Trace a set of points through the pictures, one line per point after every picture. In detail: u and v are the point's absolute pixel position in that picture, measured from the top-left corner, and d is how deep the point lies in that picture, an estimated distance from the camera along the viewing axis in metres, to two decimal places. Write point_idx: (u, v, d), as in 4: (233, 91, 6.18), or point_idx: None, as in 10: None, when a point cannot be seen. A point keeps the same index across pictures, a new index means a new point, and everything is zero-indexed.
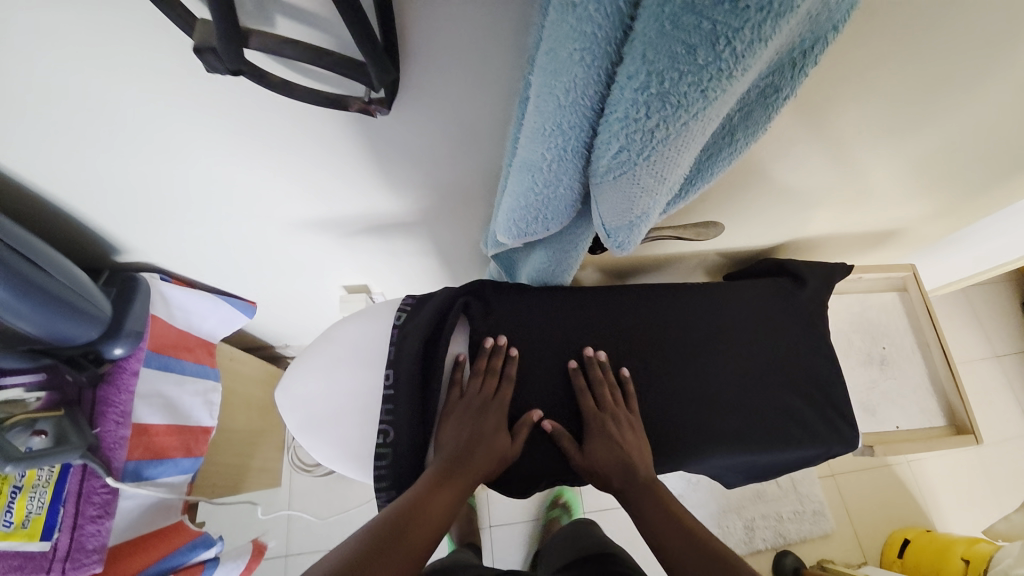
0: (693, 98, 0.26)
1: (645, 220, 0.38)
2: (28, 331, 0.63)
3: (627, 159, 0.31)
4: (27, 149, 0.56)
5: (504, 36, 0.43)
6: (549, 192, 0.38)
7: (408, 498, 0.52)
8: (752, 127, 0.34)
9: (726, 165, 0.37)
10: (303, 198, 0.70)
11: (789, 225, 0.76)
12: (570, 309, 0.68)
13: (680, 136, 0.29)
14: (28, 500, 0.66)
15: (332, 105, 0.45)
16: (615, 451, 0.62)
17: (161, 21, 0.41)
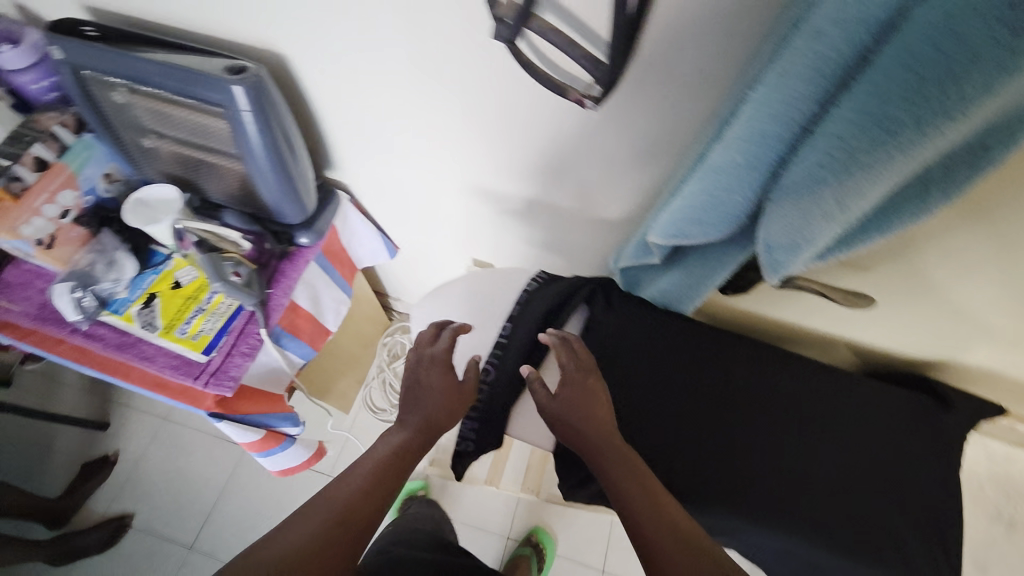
0: (906, 130, 0.31)
1: (809, 246, 0.41)
2: (263, 199, 0.83)
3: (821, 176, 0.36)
4: (324, 66, 0.74)
5: (721, 64, 0.51)
6: (723, 198, 0.43)
7: (359, 471, 0.55)
8: (950, 186, 0.37)
9: (909, 223, 0.40)
10: (486, 166, 0.82)
11: (943, 342, 0.71)
12: (682, 336, 0.72)
13: (882, 164, 0.33)
14: (204, 321, 0.84)
15: (556, 91, 0.55)
16: (584, 406, 0.59)
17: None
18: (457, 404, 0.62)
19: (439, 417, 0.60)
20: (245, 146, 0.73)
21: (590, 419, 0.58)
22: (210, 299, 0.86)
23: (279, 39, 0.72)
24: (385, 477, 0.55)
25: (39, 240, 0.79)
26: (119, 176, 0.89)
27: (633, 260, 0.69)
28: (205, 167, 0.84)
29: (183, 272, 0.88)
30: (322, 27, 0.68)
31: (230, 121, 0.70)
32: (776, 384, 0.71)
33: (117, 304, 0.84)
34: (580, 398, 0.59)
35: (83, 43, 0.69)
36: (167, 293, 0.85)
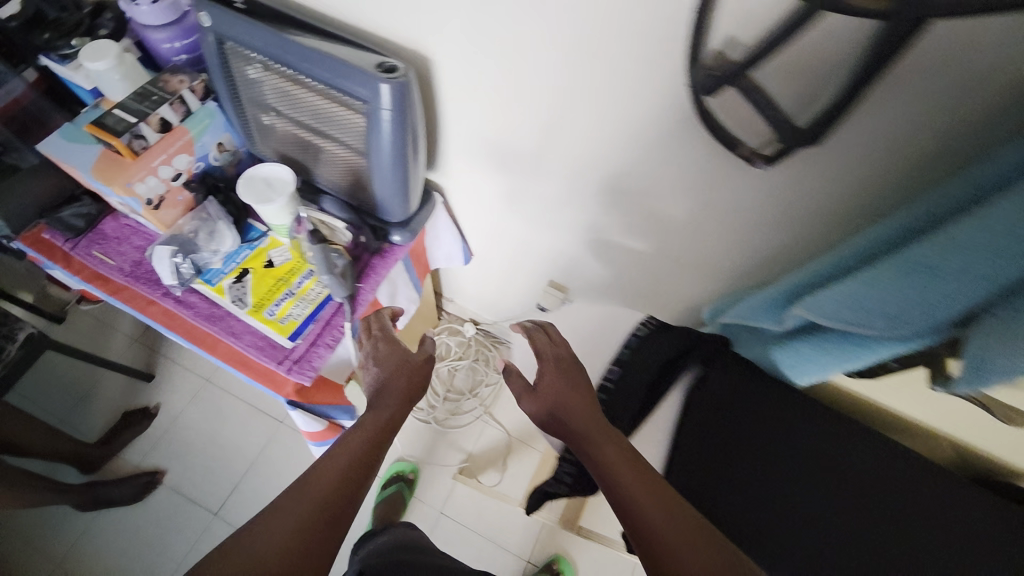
0: None
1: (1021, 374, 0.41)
2: (374, 194, 0.83)
3: None
4: (464, 77, 0.73)
5: (922, 142, 0.51)
6: (934, 299, 0.45)
7: (342, 454, 0.64)
8: None
9: None
10: (602, 195, 0.81)
11: None
12: (790, 410, 0.69)
13: None
14: (292, 305, 0.82)
15: (727, 144, 0.54)
16: (564, 392, 0.68)
17: (665, 26, 0.54)
18: (420, 373, 0.77)
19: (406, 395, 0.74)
20: (374, 142, 0.72)
21: (568, 403, 0.67)
22: (300, 284, 0.84)
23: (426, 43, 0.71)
24: (366, 455, 0.65)
25: (149, 200, 0.78)
26: (230, 146, 0.88)
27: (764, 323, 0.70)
28: (320, 153, 0.84)
29: (277, 252, 0.87)
30: (478, 39, 0.67)
31: (368, 117, 0.69)
32: (880, 475, 0.67)
33: (210, 274, 0.83)
34: (552, 380, 0.69)
35: (248, 22, 0.67)
36: (260, 271, 0.85)
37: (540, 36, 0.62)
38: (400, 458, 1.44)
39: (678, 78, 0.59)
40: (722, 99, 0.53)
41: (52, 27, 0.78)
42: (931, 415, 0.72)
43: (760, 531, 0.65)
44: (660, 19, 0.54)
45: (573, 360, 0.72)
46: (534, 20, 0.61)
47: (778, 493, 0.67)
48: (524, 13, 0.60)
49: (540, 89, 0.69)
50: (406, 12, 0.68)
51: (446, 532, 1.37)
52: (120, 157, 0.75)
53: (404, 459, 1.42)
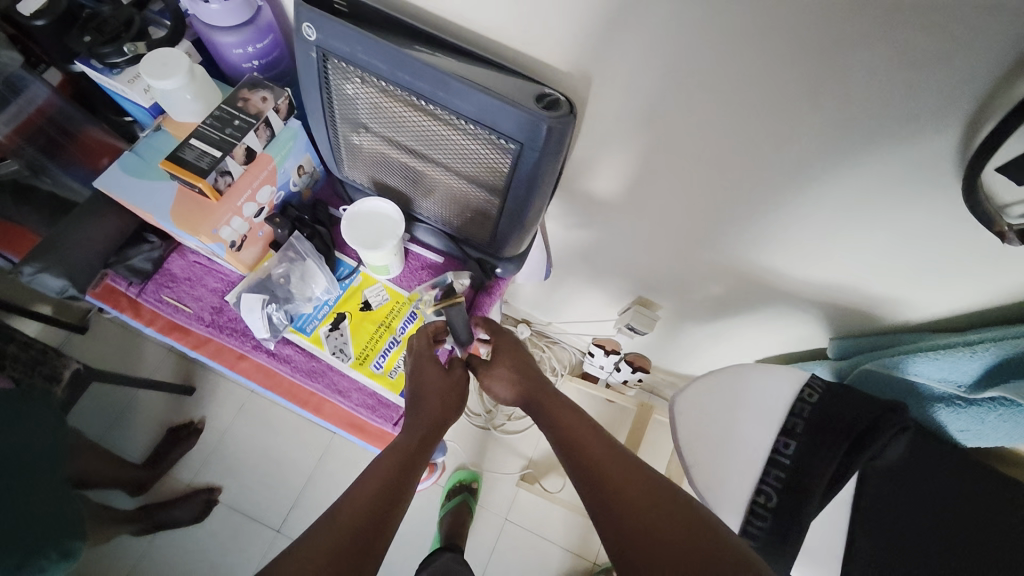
0: None
1: None
2: (490, 229, 0.72)
3: None
4: (617, 111, 0.60)
5: None
6: None
7: (376, 476, 0.59)
8: None
9: None
10: (752, 236, 0.70)
11: None
12: (991, 490, 0.60)
13: None
14: (398, 356, 0.74)
15: (982, 221, 0.47)
16: (525, 376, 0.71)
17: (940, 77, 0.43)
18: (455, 391, 0.70)
19: (442, 411, 0.67)
20: (517, 184, 0.62)
21: (529, 386, 0.71)
22: (405, 329, 0.75)
23: (578, 69, 0.56)
24: (399, 470, 0.60)
25: (233, 244, 0.67)
26: (309, 167, 0.76)
27: (941, 383, 0.64)
28: (426, 183, 0.72)
29: (373, 291, 0.77)
30: (653, 73, 0.53)
31: (514, 156, 0.58)
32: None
33: (302, 320, 0.73)
34: (508, 364, 0.73)
35: (366, 35, 0.53)
36: (357, 315, 0.75)
37: (748, 76, 0.49)
38: (461, 466, 1.42)
39: (920, 135, 0.48)
40: (996, 171, 0.44)
41: (91, 28, 0.61)
42: None
43: None
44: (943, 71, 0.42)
45: (734, 427, 0.66)
46: (748, 59, 0.48)
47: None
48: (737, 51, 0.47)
49: (720, 131, 0.57)
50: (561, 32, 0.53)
51: (511, 537, 1.37)
52: (203, 198, 0.63)
53: (465, 467, 1.40)
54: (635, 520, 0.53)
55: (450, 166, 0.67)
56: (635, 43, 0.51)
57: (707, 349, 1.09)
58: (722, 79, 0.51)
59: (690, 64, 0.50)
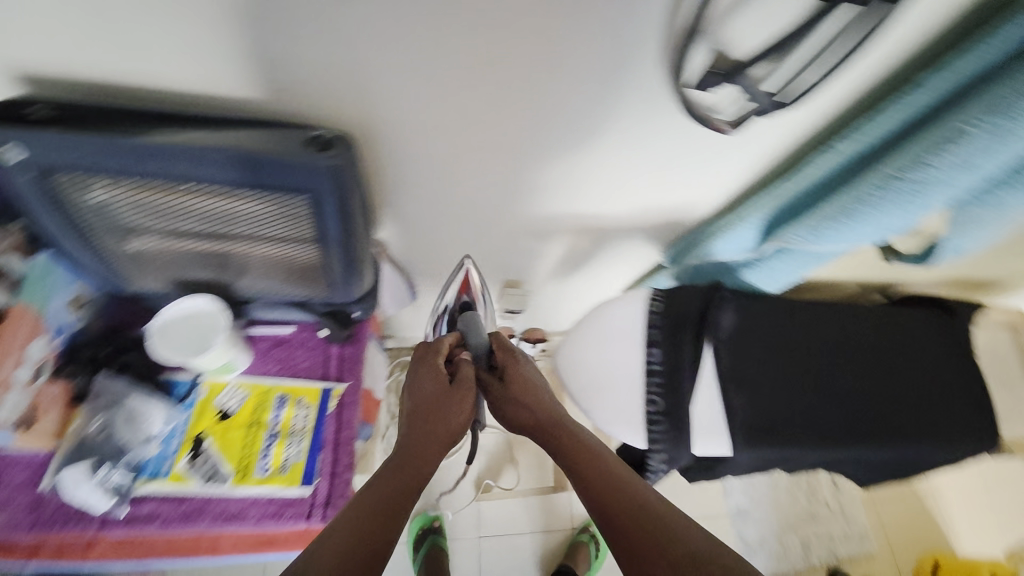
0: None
1: (971, 220, 0.53)
2: (322, 279, 0.69)
3: (967, 163, 0.47)
4: (403, 129, 0.63)
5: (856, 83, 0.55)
6: (876, 212, 0.55)
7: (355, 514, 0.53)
8: None
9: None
10: (565, 196, 0.79)
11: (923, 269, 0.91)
12: (792, 315, 0.79)
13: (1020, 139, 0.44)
14: (285, 447, 0.68)
15: (703, 122, 0.58)
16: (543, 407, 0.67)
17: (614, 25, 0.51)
18: (450, 404, 0.65)
19: (430, 435, 0.63)
20: (322, 230, 0.60)
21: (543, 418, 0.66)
22: (278, 418, 0.70)
23: (350, 103, 0.58)
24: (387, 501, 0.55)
25: (18, 423, 0.57)
26: (87, 297, 0.67)
27: (740, 256, 0.79)
28: (233, 261, 0.66)
29: (226, 396, 0.70)
30: (416, 90, 0.57)
31: (310, 206, 0.57)
32: (904, 361, 0.82)
33: (152, 465, 0.64)
34: (521, 378, 0.70)
35: (69, 136, 0.47)
36: (219, 428, 0.68)
37: (495, 72, 0.55)
38: (417, 512, 1.37)
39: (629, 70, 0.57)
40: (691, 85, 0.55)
41: None
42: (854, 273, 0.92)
43: (791, 419, 0.74)
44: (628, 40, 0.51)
45: (611, 354, 0.75)
46: (485, 59, 0.53)
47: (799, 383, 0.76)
48: (475, 55, 0.53)
49: (497, 120, 0.62)
50: (317, 76, 0.54)
51: (491, 551, 1.36)
52: None
53: (422, 510, 1.36)
54: (637, 532, 0.52)
55: (251, 233, 0.61)
56: (386, 68, 0.54)
57: (580, 300, 1.19)
58: (474, 79, 0.56)
59: (444, 74, 0.55)
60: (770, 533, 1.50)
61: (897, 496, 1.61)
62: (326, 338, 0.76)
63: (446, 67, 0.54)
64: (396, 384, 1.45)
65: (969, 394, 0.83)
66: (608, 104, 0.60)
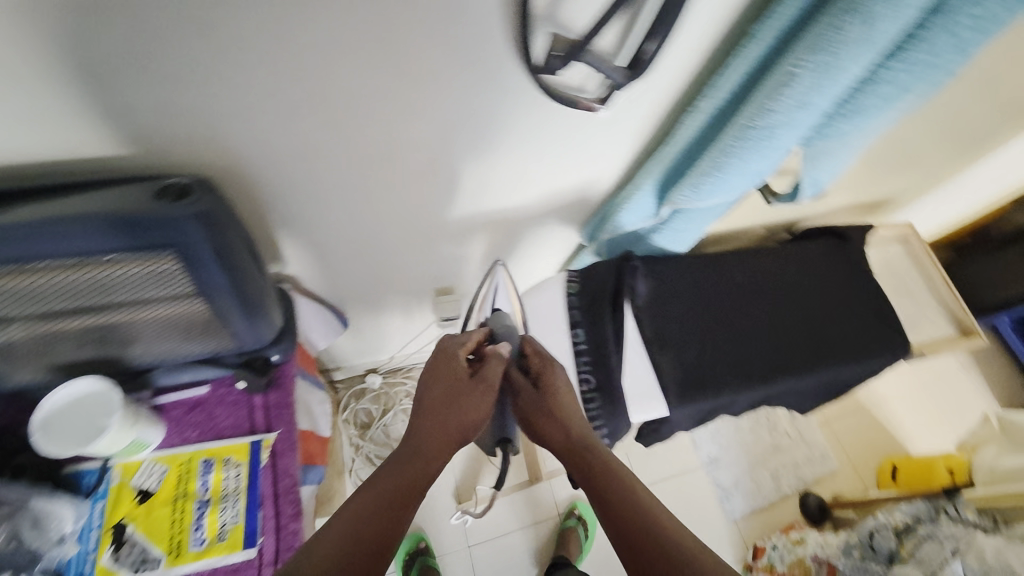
0: (839, 51, 0.44)
1: (821, 152, 0.56)
2: (222, 332, 0.65)
3: (802, 105, 0.49)
4: (272, 161, 0.60)
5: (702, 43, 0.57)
6: (738, 161, 0.57)
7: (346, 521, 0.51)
8: (883, 93, 0.48)
9: (867, 117, 0.51)
10: (465, 196, 0.78)
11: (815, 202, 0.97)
12: (698, 269, 0.85)
13: (840, 76, 0.46)
14: (220, 512, 0.64)
15: (571, 105, 0.58)
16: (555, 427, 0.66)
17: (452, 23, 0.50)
18: (459, 411, 0.63)
19: (431, 441, 0.60)
20: (204, 283, 0.56)
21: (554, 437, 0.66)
22: (207, 484, 0.65)
23: (207, 143, 0.55)
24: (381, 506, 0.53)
25: None
26: None
27: (645, 224, 0.81)
28: (118, 333, 0.61)
29: (143, 474, 0.65)
30: (273, 118, 0.54)
31: (182, 263, 0.53)
32: (806, 295, 0.88)
33: (74, 566, 0.60)
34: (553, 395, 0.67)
35: None
36: (141, 511, 0.63)
37: (350, 88, 0.53)
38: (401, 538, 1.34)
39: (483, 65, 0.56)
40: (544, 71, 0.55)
41: None
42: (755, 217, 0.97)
43: (713, 366, 0.78)
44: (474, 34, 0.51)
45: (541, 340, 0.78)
46: (336, 77, 0.51)
47: (714, 330, 0.81)
48: (323, 74, 0.51)
49: (370, 136, 0.61)
50: (160, 120, 0.51)
51: (482, 558, 1.35)
52: None
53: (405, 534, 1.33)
54: (632, 526, 0.53)
55: (129, 300, 0.57)
56: (233, 100, 0.51)
57: None
58: (332, 98, 0.54)
59: (298, 98, 0.53)
60: (742, 473, 1.58)
61: (848, 412, 1.73)
62: (245, 390, 0.72)
63: (296, 90, 0.52)
64: (354, 415, 1.41)
65: (871, 309, 0.90)
66: (477, 100, 0.60)
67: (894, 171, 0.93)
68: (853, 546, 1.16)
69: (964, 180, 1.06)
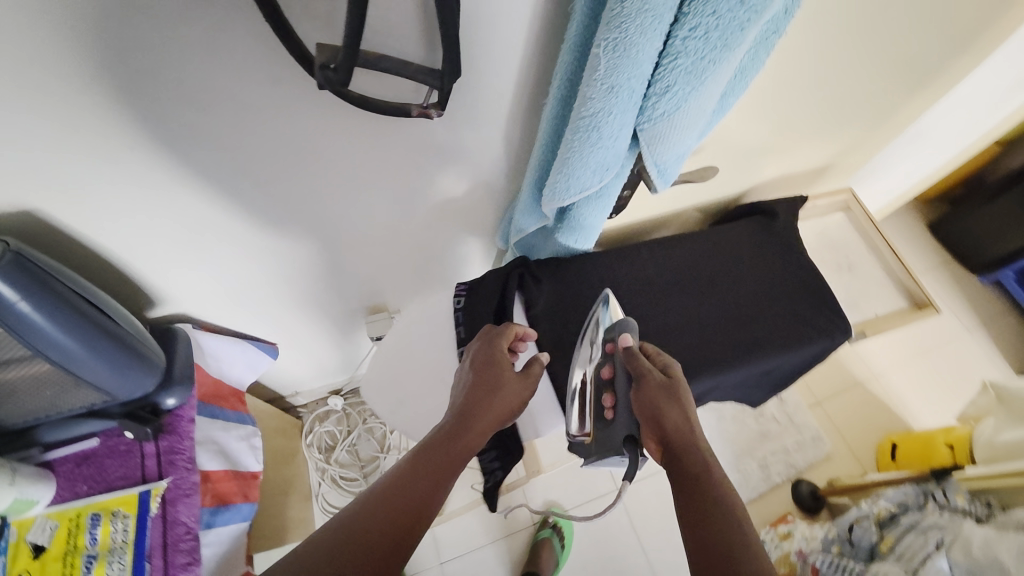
0: (628, 20, 0.37)
1: (672, 144, 0.48)
2: (91, 387, 0.63)
3: (617, 88, 0.42)
4: (105, 206, 0.58)
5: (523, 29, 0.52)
6: (583, 156, 0.50)
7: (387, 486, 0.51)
8: (700, 64, 0.40)
9: (696, 95, 0.43)
10: (349, 215, 0.75)
11: (743, 178, 0.90)
12: (603, 267, 0.82)
13: (641, 48, 0.39)
14: (107, 566, 0.63)
15: (398, 113, 0.53)
16: (677, 414, 0.55)
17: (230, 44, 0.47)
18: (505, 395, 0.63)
19: (480, 416, 0.60)
20: (38, 340, 0.54)
21: (675, 426, 0.54)
22: (96, 537, 0.64)
23: (29, 192, 0.54)
24: (423, 476, 0.52)
25: None
26: None
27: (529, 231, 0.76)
28: None
29: (37, 531, 0.63)
30: (92, 158, 0.53)
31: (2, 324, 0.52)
32: (720, 286, 0.83)
33: None
34: (669, 400, 0.56)
35: None
36: (35, 567, 0.61)
37: (161, 121, 0.51)
38: None
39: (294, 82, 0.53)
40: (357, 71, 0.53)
41: None
42: (682, 201, 0.91)
43: None
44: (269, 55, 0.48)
45: (435, 365, 0.76)
46: (138, 111, 0.50)
47: None
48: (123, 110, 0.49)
49: (209, 166, 0.59)
50: None
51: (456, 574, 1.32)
52: None
53: None
54: (716, 549, 0.44)
55: None
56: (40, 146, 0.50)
57: None
58: (136, 134, 0.52)
59: (103, 137, 0.51)
60: (728, 465, 1.51)
61: (842, 391, 1.63)
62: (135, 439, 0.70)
63: (102, 129, 0.50)
64: (318, 438, 1.38)
65: (804, 288, 0.84)
66: (311, 117, 0.57)
67: (825, 137, 0.86)
68: (832, 541, 1.09)
69: (915, 135, 0.97)
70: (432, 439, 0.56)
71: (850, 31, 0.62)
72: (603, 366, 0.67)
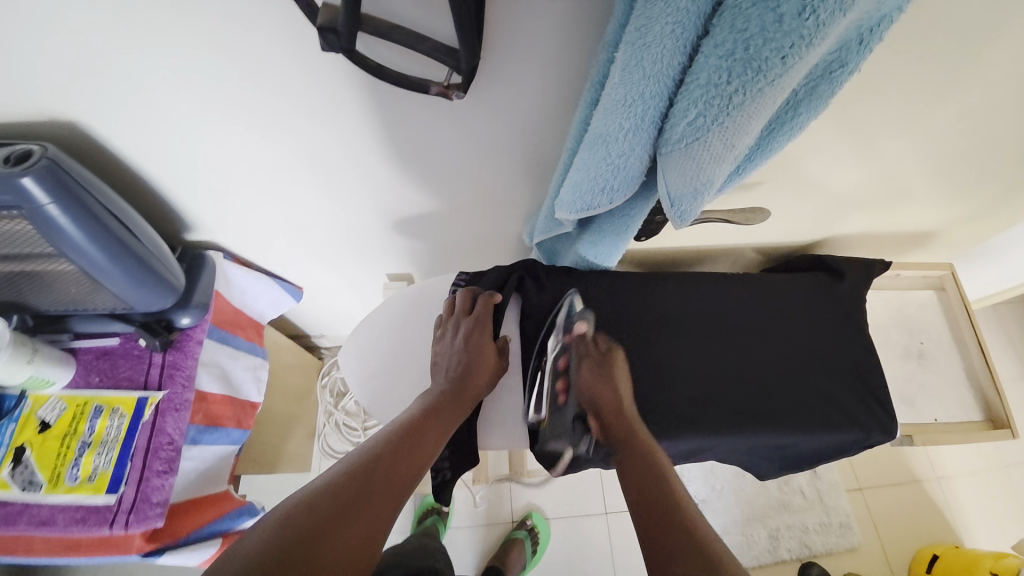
0: (658, 28, 0.32)
1: (707, 189, 0.40)
2: (112, 292, 0.68)
3: (632, 100, 0.36)
4: (146, 130, 0.62)
5: (563, 16, 0.46)
6: (592, 170, 0.44)
7: (374, 450, 0.53)
8: (734, 95, 0.33)
9: (725, 129, 0.35)
10: (375, 180, 0.74)
11: (817, 226, 0.78)
12: (624, 291, 0.74)
13: (670, 60, 0.33)
14: (95, 456, 0.70)
15: (415, 88, 0.49)
16: (610, 389, 0.68)
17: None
18: (490, 370, 0.68)
19: (468, 389, 0.65)
20: (64, 238, 0.59)
21: (611, 402, 0.67)
22: (93, 428, 0.71)
23: (80, 106, 0.58)
24: (407, 440, 0.55)
25: None
26: None
27: (543, 238, 0.69)
28: (20, 281, 0.65)
29: (48, 408, 0.72)
30: (130, 81, 0.55)
31: (35, 223, 0.57)
32: (749, 342, 0.73)
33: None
34: (606, 379, 0.69)
35: None
36: (38, 440, 0.70)
37: (193, 59, 0.52)
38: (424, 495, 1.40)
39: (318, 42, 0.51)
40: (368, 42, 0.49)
41: None
42: (736, 237, 0.80)
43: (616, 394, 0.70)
44: (295, 10, 0.46)
45: (419, 349, 0.76)
46: (170, 45, 0.50)
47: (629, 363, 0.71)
48: (157, 42, 0.50)
49: (237, 109, 0.59)
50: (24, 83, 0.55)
51: None
52: None
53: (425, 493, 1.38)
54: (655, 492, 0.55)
55: (7, 254, 0.61)
56: (85, 65, 0.52)
57: None
58: (170, 68, 0.53)
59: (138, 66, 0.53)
60: (732, 523, 1.39)
61: (892, 483, 1.42)
62: (146, 347, 0.76)
63: (139, 56, 0.52)
64: (333, 382, 1.39)
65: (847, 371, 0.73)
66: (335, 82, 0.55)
67: (932, 200, 0.71)
68: None
69: None
70: (411, 414, 0.60)
71: (988, 77, 0.49)
72: (558, 358, 0.71)
